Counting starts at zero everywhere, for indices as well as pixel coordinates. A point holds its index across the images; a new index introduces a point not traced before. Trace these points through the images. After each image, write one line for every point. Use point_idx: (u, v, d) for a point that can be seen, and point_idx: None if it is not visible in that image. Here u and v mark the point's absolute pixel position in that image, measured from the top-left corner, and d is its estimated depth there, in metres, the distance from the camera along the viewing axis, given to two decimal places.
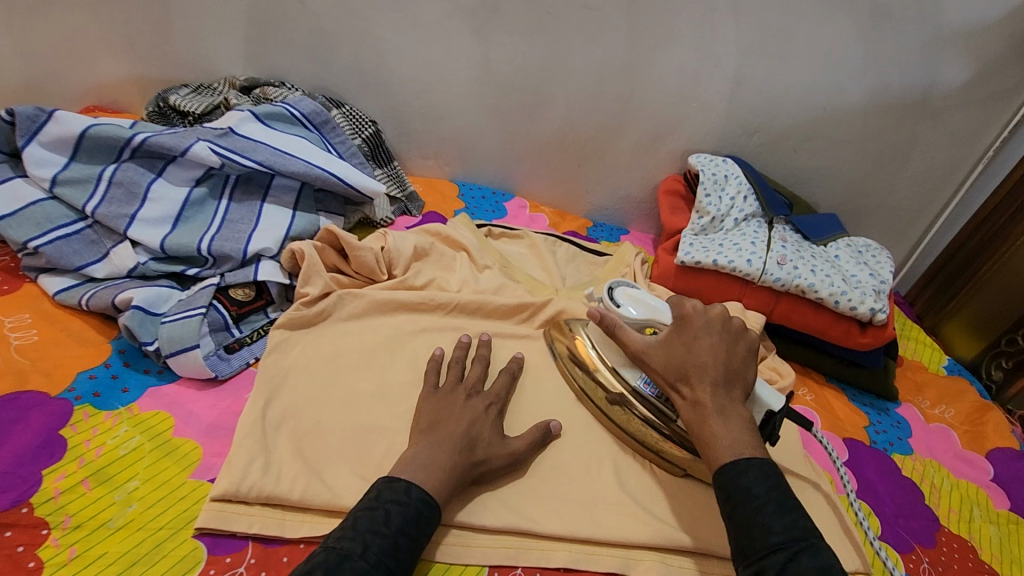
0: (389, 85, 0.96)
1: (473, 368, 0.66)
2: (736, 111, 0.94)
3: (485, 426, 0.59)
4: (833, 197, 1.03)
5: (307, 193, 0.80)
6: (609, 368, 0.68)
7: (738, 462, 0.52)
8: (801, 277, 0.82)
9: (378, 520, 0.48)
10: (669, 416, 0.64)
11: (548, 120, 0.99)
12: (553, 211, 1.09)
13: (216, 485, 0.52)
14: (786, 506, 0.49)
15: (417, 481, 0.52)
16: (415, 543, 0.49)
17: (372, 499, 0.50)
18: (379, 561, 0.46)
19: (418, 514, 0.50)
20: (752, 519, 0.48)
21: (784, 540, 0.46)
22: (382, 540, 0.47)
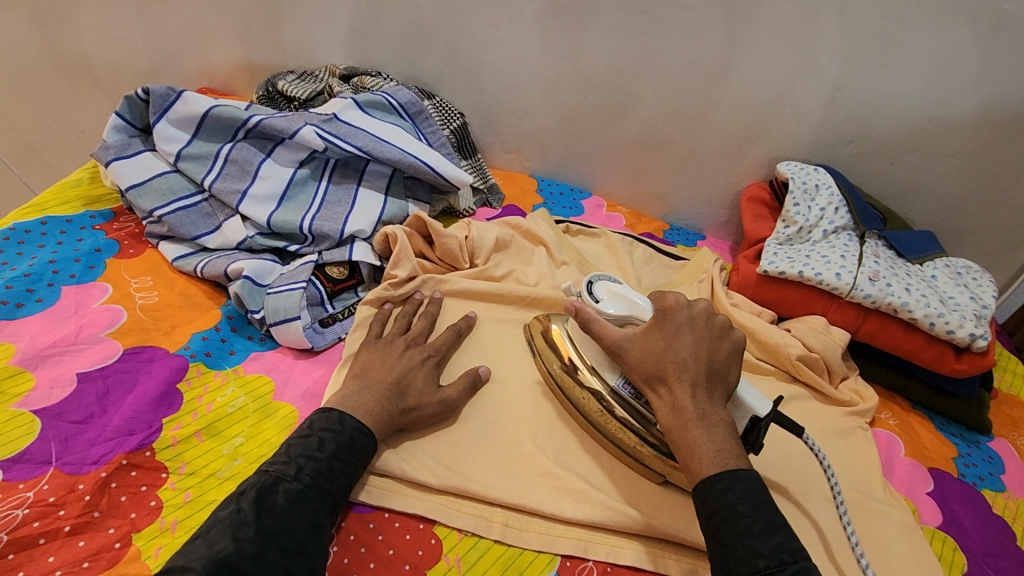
0: (479, 79, 0.99)
1: (417, 323, 0.70)
2: (833, 120, 0.91)
3: (418, 375, 0.62)
4: (931, 215, 0.98)
5: (398, 179, 0.83)
6: (588, 366, 0.63)
7: (720, 474, 0.50)
8: (893, 295, 0.78)
9: (311, 445, 0.52)
10: (648, 420, 0.58)
11: (632, 120, 0.98)
12: (630, 212, 1.08)
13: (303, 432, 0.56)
14: (773, 527, 0.47)
15: (350, 412, 0.56)
16: (351, 465, 0.53)
17: (308, 427, 0.54)
18: (312, 481, 0.50)
19: (351, 439, 0.54)
20: (738, 541, 0.47)
21: (771, 564, 0.45)
22: (316, 463, 0.51)
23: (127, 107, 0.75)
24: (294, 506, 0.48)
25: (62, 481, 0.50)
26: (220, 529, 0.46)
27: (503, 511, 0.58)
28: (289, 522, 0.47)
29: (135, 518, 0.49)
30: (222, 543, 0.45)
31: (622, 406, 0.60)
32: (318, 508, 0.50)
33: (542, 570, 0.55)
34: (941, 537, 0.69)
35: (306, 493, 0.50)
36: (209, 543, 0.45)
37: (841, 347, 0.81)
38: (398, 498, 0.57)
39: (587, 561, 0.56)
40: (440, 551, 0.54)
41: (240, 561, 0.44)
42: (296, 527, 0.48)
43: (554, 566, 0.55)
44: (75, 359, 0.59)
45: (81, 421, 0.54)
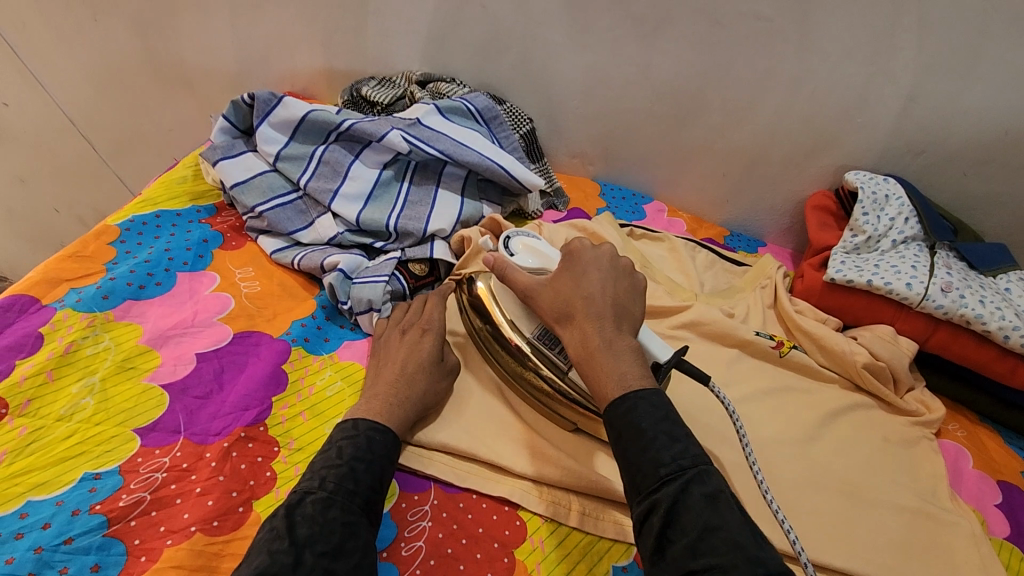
0: (549, 85, 1.02)
1: (413, 306, 0.72)
2: (904, 131, 0.91)
3: (417, 358, 0.64)
4: (1005, 227, 0.96)
5: (473, 182, 0.88)
6: (507, 321, 0.66)
7: (625, 395, 0.51)
8: (967, 307, 0.78)
9: (330, 457, 0.52)
10: (561, 368, 0.62)
11: (698, 127, 1.00)
12: (690, 217, 1.10)
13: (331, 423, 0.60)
14: (674, 436, 0.48)
15: (360, 415, 0.57)
16: (374, 463, 0.53)
17: (328, 442, 0.55)
18: (337, 485, 0.50)
19: (367, 439, 0.54)
20: (642, 456, 0.47)
21: (672, 470, 0.46)
22: (338, 469, 0.51)
23: (234, 111, 0.82)
24: (323, 512, 0.47)
25: (192, 449, 0.55)
26: (257, 549, 0.45)
27: (579, 499, 0.61)
28: (322, 525, 0.46)
29: (255, 486, 0.54)
30: (261, 560, 0.44)
31: (536, 352, 0.64)
32: (349, 508, 0.49)
33: (621, 556, 0.57)
34: (1011, 549, 0.68)
35: (333, 498, 0.49)
36: (248, 563, 0.44)
37: (909, 357, 0.81)
38: (483, 482, 0.61)
39: None
40: (524, 532, 0.58)
41: (280, 570, 0.43)
42: (331, 529, 0.46)
43: (632, 553, 0.58)
44: (194, 340, 0.65)
45: (203, 396, 0.60)
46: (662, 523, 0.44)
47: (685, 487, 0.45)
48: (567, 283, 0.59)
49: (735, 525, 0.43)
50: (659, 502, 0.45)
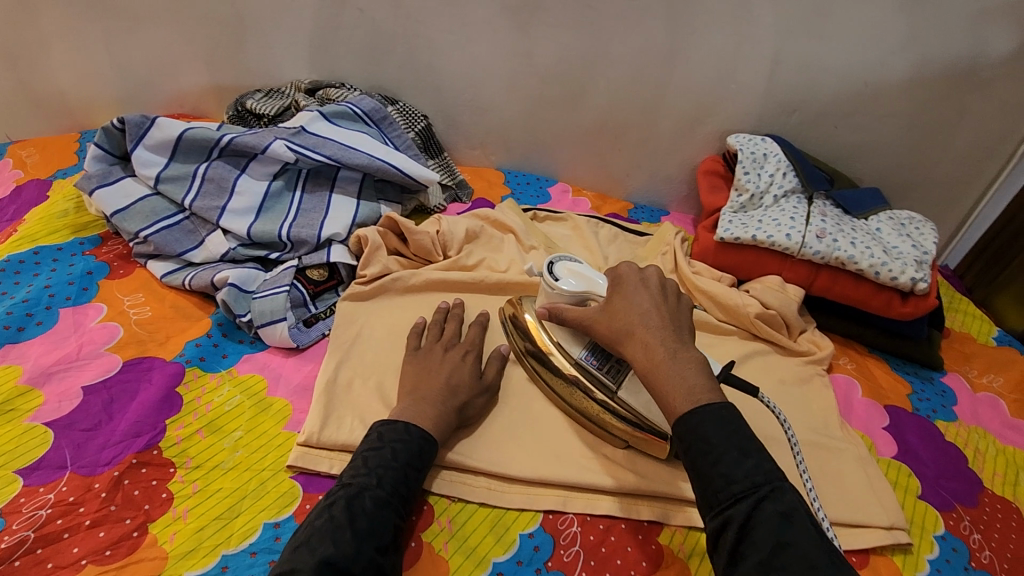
0: (440, 82, 1.04)
1: (449, 326, 0.73)
2: (775, 92, 0.97)
3: (463, 372, 0.67)
4: (877, 171, 1.03)
5: (369, 184, 0.89)
6: (555, 345, 0.68)
7: (693, 409, 0.50)
8: (840, 249, 0.84)
9: (385, 457, 0.56)
10: (610, 387, 0.64)
11: (589, 108, 1.04)
12: (595, 194, 1.13)
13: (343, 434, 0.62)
14: (745, 451, 0.48)
15: (413, 421, 0.60)
16: (422, 471, 0.57)
17: (376, 437, 0.58)
18: (392, 488, 0.54)
19: (420, 447, 0.58)
20: (713, 469, 0.48)
21: (745, 487, 0.46)
22: (394, 471, 0.55)
23: (106, 137, 0.79)
24: (379, 511, 0.52)
25: (79, 482, 0.55)
26: (319, 536, 0.49)
27: (486, 476, 0.63)
28: (377, 523, 0.51)
29: (149, 509, 0.54)
30: (323, 547, 0.48)
31: (584, 375, 0.65)
32: (397, 512, 0.54)
33: (527, 524, 0.60)
34: (897, 466, 0.74)
35: (388, 500, 0.53)
36: (311, 549, 0.48)
37: (796, 302, 0.86)
38: None
39: (567, 513, 0.62)
40: (432, 515, 0.59)
41: (343, 562, 0.47)
42: (387, 528, 0.52)
43: (538, 520, 0.61)
44: (79, 373, 0.64)
45: (90, 428, 0.59)
46: (735, 541, 0.45)
47: (758, 504, 0.46)
48: (620, 303, 0.58)
49: (810, 549, 0.44)
50: (732, 517, 0.46)
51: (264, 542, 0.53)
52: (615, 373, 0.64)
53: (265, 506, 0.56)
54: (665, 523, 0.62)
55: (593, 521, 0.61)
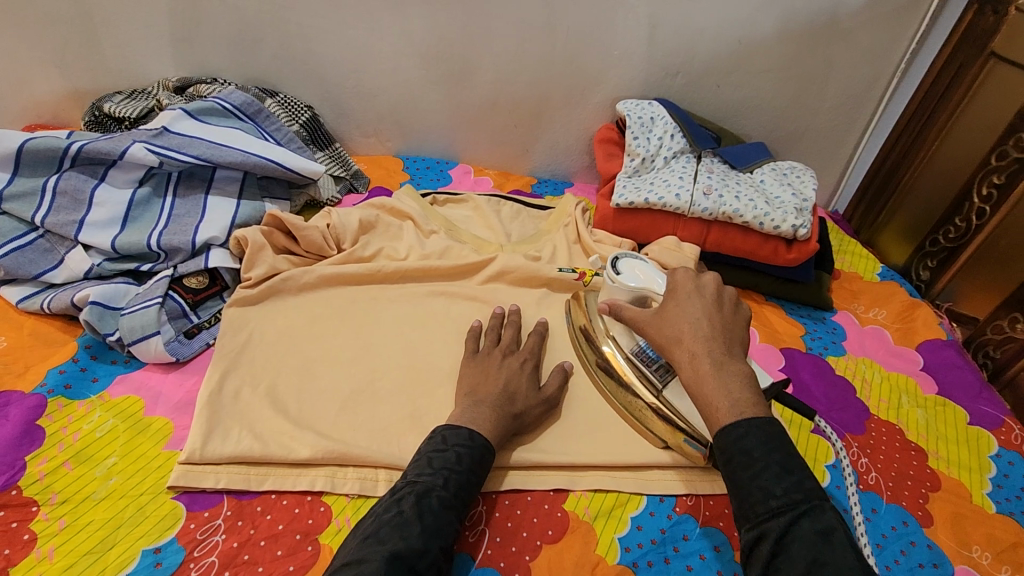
0: (320, 69, 1.00)
1: (506, 334, 0.73)
2: (656, 55, 0.98)
3: (520, 380, 0.66)
4: (761, 126, 1.07)
5: (250, 182, 0.85)
6: (611, 336, 0.71)
7: (736, 421, 0.49)
8: (726, 204, 0.87)
9: (451, 460, 0.55)
10: (656, 385, 0.66)
11: (479, 85, 1.02)
12: (498, 173, 1.13)
13: (231, 448, 0.59)
14: (788, 470, 0.46)
15: (476, 429, 0.59)
16: (480, 477, 0.57)
17: (441, 441, 0.57)
18: (456, 491, 0.54)
19: (483, 454, 0.58)
20: (752, 483, 0.47)
21: (784, 503, 0.45)
22: (458, 475, 0.55)
23: None
24: (445, 512, 0.52)
25: None
26: (387, 531, 0.49)
27: (386, 469, 0.61)
28: (443, 523, 0.51)
29: (10, 553, 0.50)
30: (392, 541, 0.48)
31: (633, 369, 0.68)
32: (459, 515, 0.54)
33: None
34: None
35: (452, 501, 0.53)
36: (381, 541, 0.48)
37: (693, 261, 0.88)
38: (277, 478, 0.59)
39: None
40: (330, 516, 0.57)
41: (411, 558, 0.47)
42: (450, 531, 0.52)
43: None
44: None
45: None
46: (770, 553, 0.44)
47: (795, 520, 0.44)
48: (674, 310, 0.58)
49: (847, 565, 0.41)
50: (769, 531, 0.44)
51: (142, 571, 0.50)
52: (664, 373, 0.66)
53: (144, 533, 0.53)
54: (571, 489, 0.64)
55: (499, 497, 0.62)
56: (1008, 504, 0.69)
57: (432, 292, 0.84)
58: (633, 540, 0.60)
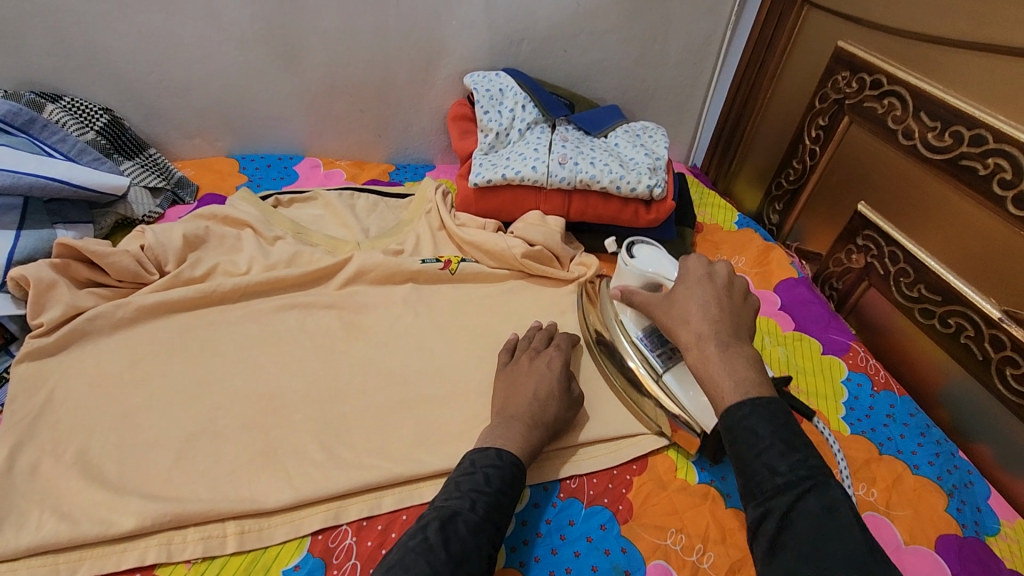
0: (113, 65, 0.85)
1: (537, 337, 0.72)
2: (497, 23, 0.94)
3: (549, 383, 0.64)
4: (614, 88, 1.07)
5: (35, 206, 0.71)
6: (617, 321, 0.71)
7: (741, 402, 0.48)
8: (582, 171, 0.85)
9: (480, 481, 0.53)
10: (656, 369, 0.66)
11: (310, 69, 0.92)
12: (350, 163, 1.04)
13: (26, 537, 0.50)
14: (791, 445, 0.44)
15: (504, 446, 0.57)
16: (514, 499, 0.54)
17: (470, 463, 0.55)
18: (485, 514, 0.51)
19: (513, 473, 0.55)
20: (756, 463, 0.45)
21: (790, 479, 0.43)
22: (487, 497, 0.52)
23: None
24: (475, 536, 0.49)
25: None
26: (412, 558, 0.46)
27: (236, 520, 0.54)
28: (473, 550, 0.48)
29: None
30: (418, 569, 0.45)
31: (637, 353, 0.68)
32: (492, 540, 0.51)
33: (293, 555, 0.53)
34: None
35: (483, 525, 0.50)
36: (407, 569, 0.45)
37: (558, 233, 0.86)
38: (96, 559, 0.50)
39: (341, 526, 0.56)
40: None
41: None
42: (480, 559, 0.48)
43: (305, 546, 0.54)
44: None
45: None
46: (775, 531, 0.42)
47: (800, 498, 0.42)
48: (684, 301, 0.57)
49: (852, 544, 0.39)
50: (772, 509, 0.42)
51: None
52: (666, 358, 0.65)
53: None
54: None
55: (371, 525, 0.56)
56: (859, 423, 0.74)
57: (283, 305, 0.75)
58: (518, 538, 0.58)
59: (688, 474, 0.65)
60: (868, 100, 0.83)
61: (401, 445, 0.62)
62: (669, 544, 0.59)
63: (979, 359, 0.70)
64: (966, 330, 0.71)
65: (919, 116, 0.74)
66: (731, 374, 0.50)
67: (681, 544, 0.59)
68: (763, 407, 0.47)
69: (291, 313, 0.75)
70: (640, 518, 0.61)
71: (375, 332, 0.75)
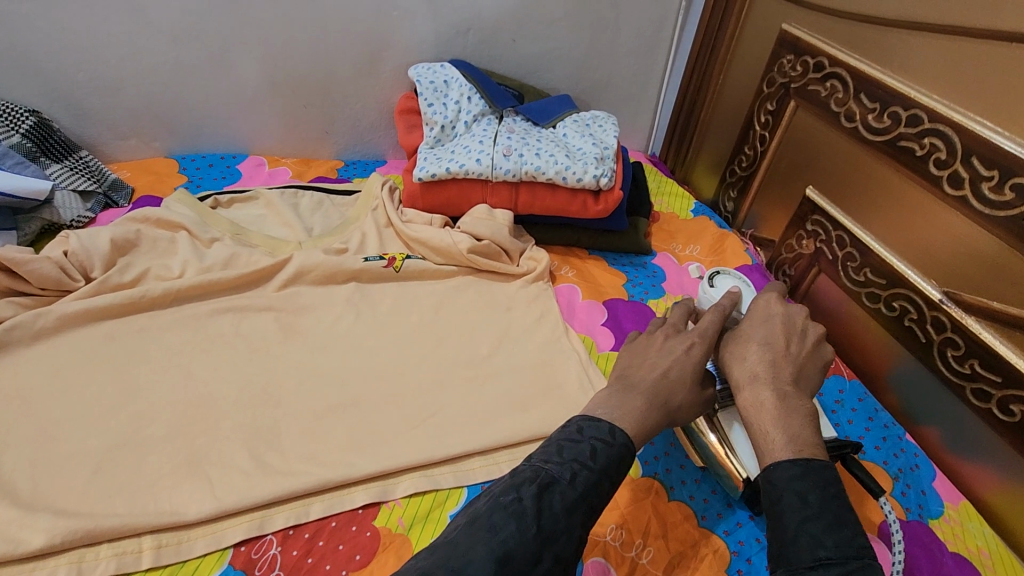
0: (38, 64, 0.82)
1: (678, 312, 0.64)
2: (441, 14, 0.91)
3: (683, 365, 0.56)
4: (566, 78, 1.05)
5: None
6: None
7: (792, 459, 0.47)
8: (527, 163, 0.84)
9: (585, 453, 0.46)
10: (712, 405, 0.62)
11: (249, 65, 0.90)
12: (297, 161, 1.01)
13: None
14: (840, 520, 0.43)
15: (619, 424, 0.50)
16: (617, 483, 0.47)
17: (579, 429, 0.49)
18: (586, 491, 0.44)
19: (622, 454, 0.48)
20: (801, 526, 0.43)
21: (834, 555, 0.41)
22: (590, 473, 0.45)
23: None
24: (571, 514, 0.43)
25: None
26: (495, 518, 0.41)
27: (154, 533, 0.52)
28: (566, 528, 0.42)
29: None
30: (503, 531, 0.40)
31: None
32: (588, 522, 0.44)
33: (214, 567, 0.51)
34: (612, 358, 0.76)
35: (581, 503, 0.44)
36: (491, 530, 0.40)
37: (507, 226, 0.84)
38: None
39: (266, 535, 0.54)
40: None
41: (519, 564, 0.39)
42: (570, 540, 0.42)
43: (227, 557, 0.52)
44: None
45: None
46: None
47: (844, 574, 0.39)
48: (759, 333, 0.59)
49: None
50: None
51: None
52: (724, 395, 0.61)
53: None
54: (383, 501, 0.58)
55: (297, 533, 0.54)
56: None
57: (218, 309, 0.73)
58: None
59: (631, 468, 0.64)
60: (812, 83, 0.82)
61: (334, 449, 0.61)
62: (608, 540, 0.58)
63: (922, 342, 0.70)
64: (910, 313, 0.71)
65: (860, 98, 0.73)
66: (785, 426, 0.50)
67: (620, 540, 0.58)
68: (816, 470, 0.46)
69: (226, 317, 0.73)
70: None
71: (313, 333, 0.73)
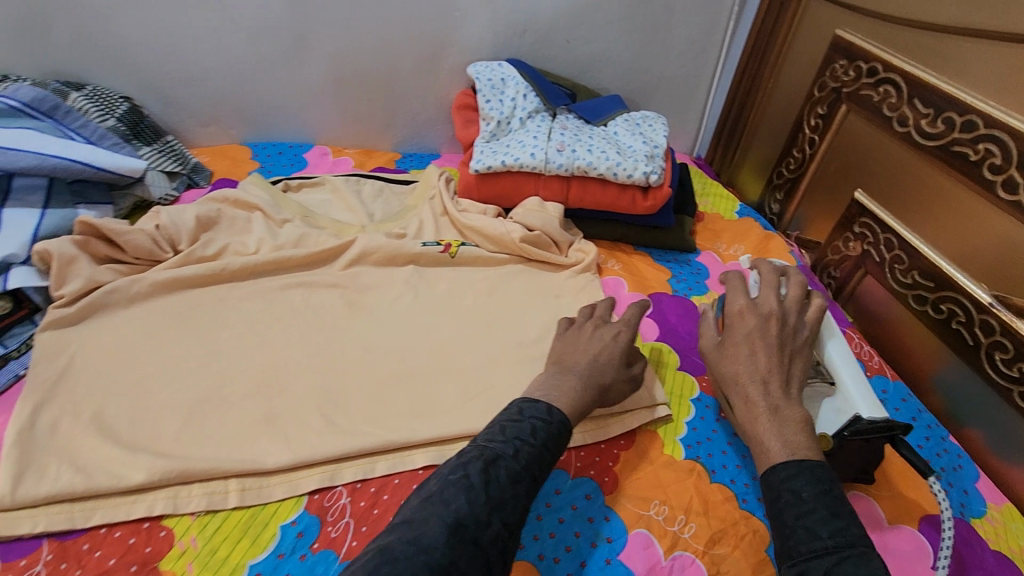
0: (133, 55, 0.90)
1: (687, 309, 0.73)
2: (500, 15, 0.96)
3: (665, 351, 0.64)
4: (617, 79, 1.08)
5: (59, 187, 0.77)
6: None
7: (787, 461, 0.51)
8: (579, 158, 0.87)
9: (525, 431, 0.51)
10: None
11: (319, 60, 0.96)
12: (359, 152, 1.07)
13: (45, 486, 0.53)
14: (833, 513, 0.46)
15: (555, 404, 0.56)
16: (554, 456, 0.52)
17: (520, 412, 0.54)
18: (527, 463, 0.49)
19: (558, 430, 0.53)
20: (797, 520, 0.46)
21: (829, 546, 0.44)
22: (530, 448, 0.50)
23: None
24: (515, 484, 0.47)
25: None
26: (449, 490, 0.45)
27: (237, 478, 0.57)
28: (511, 497, 0.46)
29: None
30: (456, 501, 0.44)
31: None
32: (531, 493, 0.48)
33: (290, 512, 0.56)
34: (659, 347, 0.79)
35: (523, 475, 0.48)
36: (446, 500, 0.44)
37: (557, 219, 0.88)
38: (109, 509, 0.54)
39: (336, 487, 0.59)
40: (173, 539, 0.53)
41: (472, 526, 0.43)
42: (516, 507, 0.46)
43: (301, 505, 0.57)
44: None
45: None
46: None
47: (837, 562, 0.42)
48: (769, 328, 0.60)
49: None
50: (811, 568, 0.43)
51: None
52: None
53: None
54: None
55: (363, 487, 0.59)
56: None
57: (288, 284, 0.78)
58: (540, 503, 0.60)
59: (675, 451, 0.67)
60: (865, 88, 0.83)
61: (396, 415, 0.65)
62: (651, 515, 0.61)
63: (970, 345, 0.70)
64: (957, 316, 0.71)
65: (913, 103, 0.75)
66: (778, 434, 0.53)
67: (664, 514, 0.61)
68: (810, 470, 0.50)
69: (295, 291, 0.78)
70: (625, 490, 0.63)
71: (375, 310, 0.78)
